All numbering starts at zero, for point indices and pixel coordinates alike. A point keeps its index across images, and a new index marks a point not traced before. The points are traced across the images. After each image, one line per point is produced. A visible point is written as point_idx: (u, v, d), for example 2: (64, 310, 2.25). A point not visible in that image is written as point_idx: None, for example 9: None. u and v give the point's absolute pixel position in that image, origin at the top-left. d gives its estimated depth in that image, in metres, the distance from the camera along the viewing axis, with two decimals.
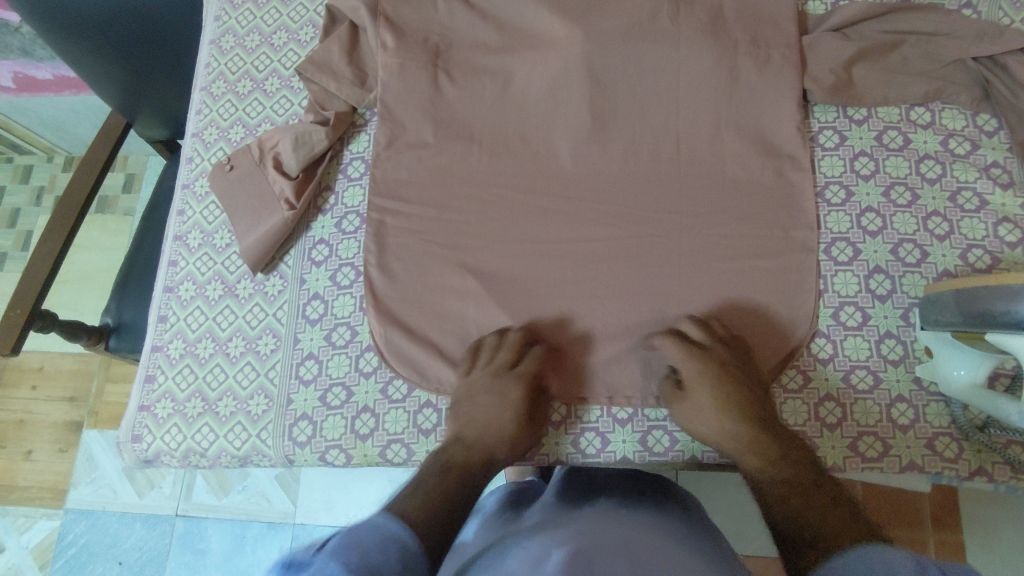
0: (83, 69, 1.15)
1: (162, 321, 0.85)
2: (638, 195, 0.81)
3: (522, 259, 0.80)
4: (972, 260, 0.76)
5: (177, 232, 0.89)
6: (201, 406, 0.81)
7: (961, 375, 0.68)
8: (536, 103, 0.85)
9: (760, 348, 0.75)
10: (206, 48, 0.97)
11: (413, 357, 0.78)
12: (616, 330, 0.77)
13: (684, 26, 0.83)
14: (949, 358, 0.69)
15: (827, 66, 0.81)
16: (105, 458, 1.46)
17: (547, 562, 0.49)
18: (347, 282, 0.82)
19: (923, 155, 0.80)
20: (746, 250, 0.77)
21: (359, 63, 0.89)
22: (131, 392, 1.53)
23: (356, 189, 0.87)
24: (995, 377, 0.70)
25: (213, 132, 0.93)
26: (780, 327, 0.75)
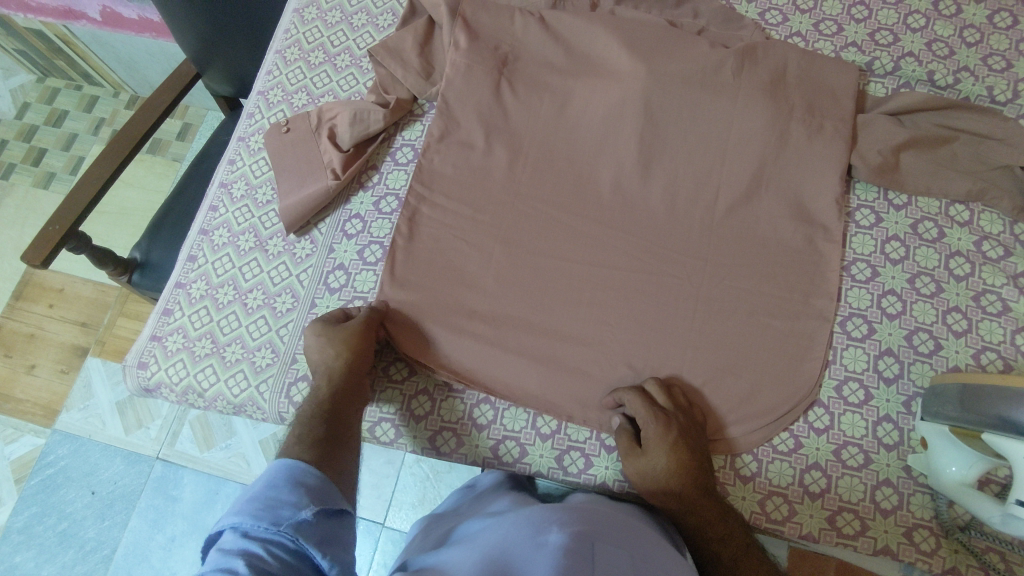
0: (168, 15, 1.20)
1: (190, 261, 0.88)
2: (669, 234, 0.82)
3: (544, 272, 0.82)
4: (985, 362, 0.76)
5: (224, 180, 0.92)
6: (210, 348, 0.83)
7: (952, 472, 0.67)
8: (587, 128, 0.87)
9: (757, 404, 0.75)
10: (289, 16, 1.01)
11: (416, 345, 0.80)
12: (621, 358, 0.78)
13: (745, 83, 0.85)
14: (941, 453, 0.69)
15: (877, 147, 0.83)
16: (101, 388, 1.49)
17: (550, 542, 0.57)
18: (373, 259, 0.85)
19: (954, 251, 0.80)
20: (762, 308, 0.79)
21: (428, 57, 0.93)
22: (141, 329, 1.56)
23: (401, 173, 0.90)
24: (986, 480, 0.70)
25: (278, 93, 0.96)
26: (783, 387, 0.76)
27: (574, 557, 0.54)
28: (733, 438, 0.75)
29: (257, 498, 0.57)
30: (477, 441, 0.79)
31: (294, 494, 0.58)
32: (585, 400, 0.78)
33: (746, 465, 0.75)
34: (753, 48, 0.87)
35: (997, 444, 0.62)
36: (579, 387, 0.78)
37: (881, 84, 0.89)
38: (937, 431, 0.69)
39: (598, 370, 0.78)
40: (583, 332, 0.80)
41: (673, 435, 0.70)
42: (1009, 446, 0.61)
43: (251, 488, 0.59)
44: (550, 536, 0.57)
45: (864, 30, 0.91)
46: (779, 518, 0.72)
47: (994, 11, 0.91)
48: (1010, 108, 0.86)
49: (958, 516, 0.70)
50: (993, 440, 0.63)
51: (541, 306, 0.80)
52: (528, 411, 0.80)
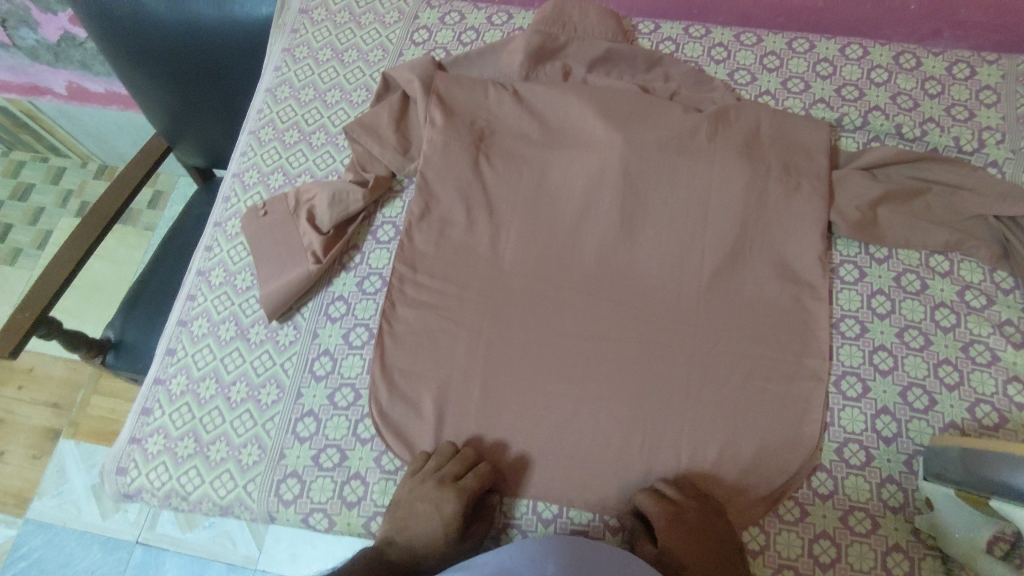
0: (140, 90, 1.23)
1: (169, 354, 0.85)
2: (657, 302, 0.82)
3: (535, 347, 0.81)
4: (980, 416, 0.76)
5: (201, 268, 0.90)
6: (193, 448, 0.79)
7: (963, 536, 0.67)
8: (568, 198, 0.87)
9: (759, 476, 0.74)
10: (261, 95, 1.00)
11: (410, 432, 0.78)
12: (620, 434, 0.77)
13: (721, 146, 0.86)
14: (952, 517, 0.68)
15: (854, 202, 0.84)
16: (76, 471, 1.42)
17: None
18: (358, 342, 0.83)
19: (939, 302, 0.81)
20: (754, 371, 0.78)
21: (404, 133, 0.93)
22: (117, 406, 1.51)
23: (383, 252, 0.88)
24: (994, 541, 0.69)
25: (254, 175, 0.94)
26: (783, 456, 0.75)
27: None
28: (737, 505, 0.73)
29: None
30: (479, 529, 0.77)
31: None
32: (585, 481, 0.76)
33: (754, 538, 0.73)
34: (725, 111, 0.88)
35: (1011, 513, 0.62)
36: (577, 466, 0.77)
37: (852, 138, 0.90)
38: (945, 494, 0.69)
39: (598, 449, 0.77)
40: (579, 408, 0.78)
41: (683, 531, 0.69)
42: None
43: None
44: None
45: (830, 86, 0.93)
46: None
47: (951, 62, 0.94)
48: (977, 157, 0.88)
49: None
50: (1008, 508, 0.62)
51: (535, 383, 0.79)
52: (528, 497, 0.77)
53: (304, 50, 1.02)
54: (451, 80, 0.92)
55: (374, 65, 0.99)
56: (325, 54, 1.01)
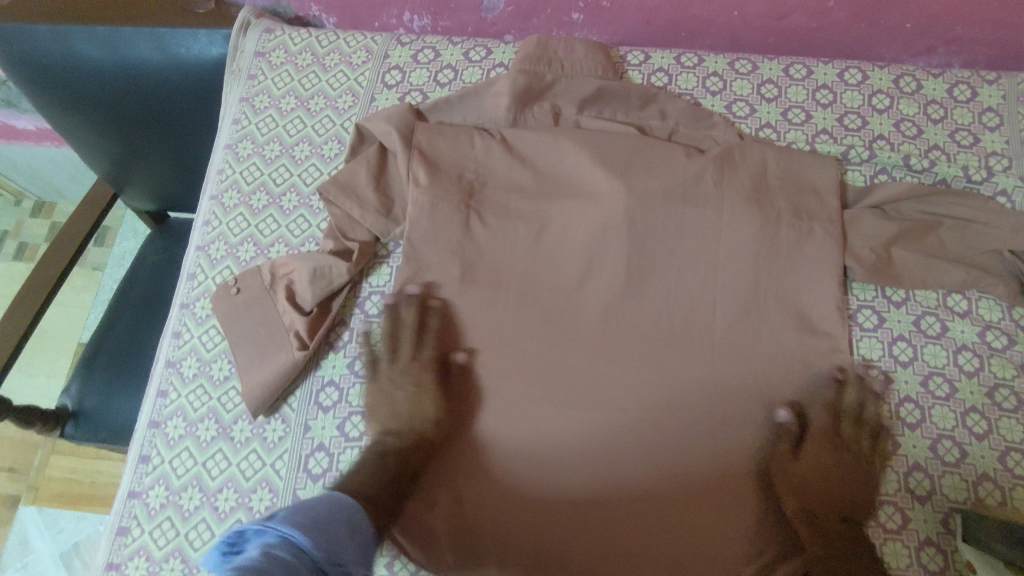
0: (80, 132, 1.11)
1: (143, 462, 0.76)
2: (673, 365, 0.78)
3: (550, 425, 0.76)
4: (1011, 464, 0.73)
5: (170, 357, 0.81)
6: (180, 569, 0.71)
7: None
8: (570, 254, 0.81)
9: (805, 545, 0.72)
10: (222, 153, 0.91)
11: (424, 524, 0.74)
12: (643, 512, 0.74)
13: (728, 192, 0.81)
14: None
15: (868, 244, 0.81)
16: (40, 542, 1.32)
17: None
18: (356, 433, 0.76)
19: (960, 345, 0.78)
20: (781, 435, 0.75)
21: (385, 190, 0.85)
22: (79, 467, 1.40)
23: (373, 326, 0.81)
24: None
25: (220, 247, 0.85)
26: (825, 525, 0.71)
27: None
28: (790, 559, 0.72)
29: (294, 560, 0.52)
30: None
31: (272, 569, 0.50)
32: (612, 568, 0.72)
33: None
34: (729, 152, 0.83)
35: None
36: (603, 548, 0.73)
37: (858, 171, 0.86)
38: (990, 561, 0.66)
39: (625, 526, 0.73)
40: (597, 488, 0.74)
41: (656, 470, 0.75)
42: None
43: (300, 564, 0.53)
44: None
45: (832, 115, 0.89)
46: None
47: (952, 84, 0.90)
48: (986, 186, 0.85)
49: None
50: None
51: (550, 463, 0.75)
52: None
53: (264, 100, 0.93)
54: (434, 131, 0.85)
55: (344, 114, 0.91)
56: (289, 103, 0.92)
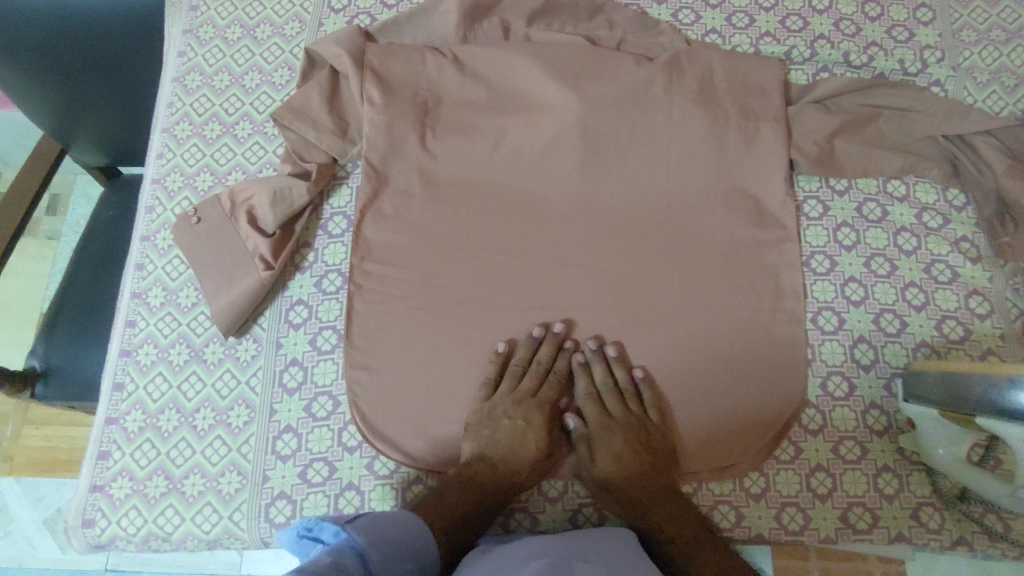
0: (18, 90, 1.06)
1: (117, 390, 0.77)
2: (550, 340, 0.77)
3: (521, 328, 0.79)
4: (947, 331, 0.79)
5: (135, 289, 0.81)
6: (165, 485, 0.73)
7: (944, 454, 0.70)
8: (527, 162, 0.83)
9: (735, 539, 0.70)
10: (169, 86, 0.89)
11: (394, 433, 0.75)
12: (617, 416, 0.76)
13: (677, 95, 0.84)
14: (942, 432, 0.70)
15: (810, 137, 0.84)
16: (24, 508, 1.27)
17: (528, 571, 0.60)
18: (328, 346, 0.78)
19: (900, 227, 0.83)
20: (735, 330, 0.78)
21: (340, 113, 0.85)
22: (56, 432, 1.35)
23: (337, 246, 0.82)
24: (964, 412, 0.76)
25: (177, 178, 0.85)
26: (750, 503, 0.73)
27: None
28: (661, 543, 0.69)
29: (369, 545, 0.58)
30: (488, 521, 0.76)
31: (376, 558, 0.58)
32: (587, 455, 0.75)
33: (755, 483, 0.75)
34: (676, 59, 0.85)
35: (997, 428, 0.62)
36: (578, 439, 0.76)
37: (801, 70, 0.89)
38: (926, 410, 0.71)
39: (598, 416, 0.76)
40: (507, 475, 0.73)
41: (626, 363, 0.77)
42: (995, 420, 0.62)
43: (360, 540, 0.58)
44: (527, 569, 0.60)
45: (774, 18, 0.91)
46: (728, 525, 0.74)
47: None
48: (922, 78, 0.88)
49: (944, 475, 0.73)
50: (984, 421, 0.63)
51: (521, 362, 0.77)
52: (531, 477, 0.77)
53: (208, 31, 0.91)
54: (384, 51, 0.85)
55: (292, 41, 0.91)
56: (235, 33, 0.91)
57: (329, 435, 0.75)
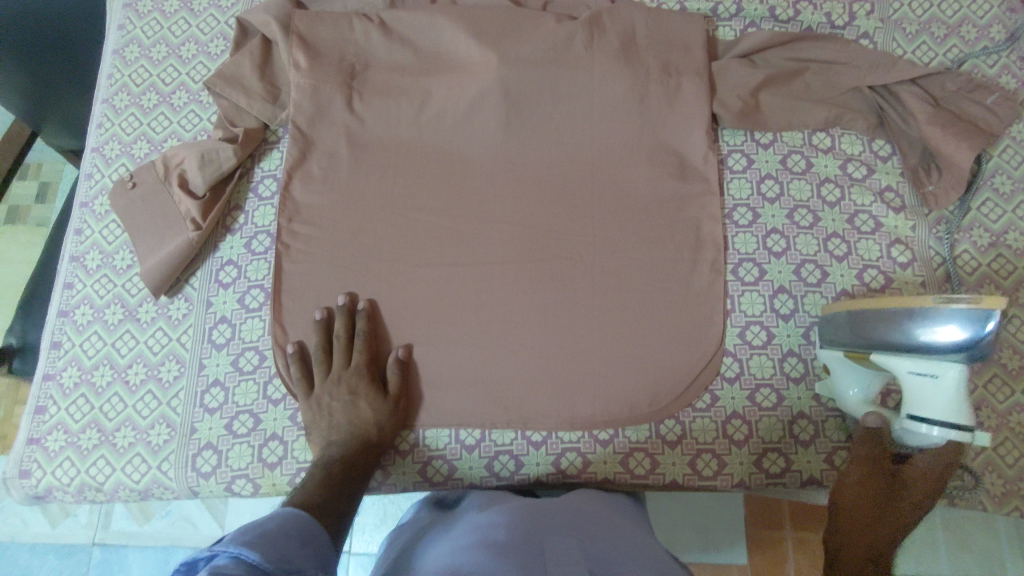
0: None
1: (54, 347, 0.80)
2: (339, 314, 0.77)
3: (446, 283, 0.80)
4: (868, 280, 0.79)
5: (74, 253, 0.84)
6: (97, 438, 0.76)
7: (854, 394, 0.71)
8: (452, 122, 0.85)
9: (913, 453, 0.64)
10: (109, 59, 0.92)
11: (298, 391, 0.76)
12: (537, 367, 0.77)
13: (598, 53, 0.85)
14: (846, 370, 0.72)
15: (734, 92, 0.84)
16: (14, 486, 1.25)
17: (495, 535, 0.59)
18: (256, 304, 0.80)
19: (824, 179, 0.83)
20: (655, 282, 0.79)
21: (271, 79, 0.87)
22: None
23: (268, 208, 0.84)
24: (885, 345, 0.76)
25: (115, 146, 0.88)
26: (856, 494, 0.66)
27: (520, 549, 0.56)
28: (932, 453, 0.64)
29: (269, 539, 0.51)
30: (404, 467, 0.77)
31: (304, 548, 0.54)
32: (506, 405, 0.76)
33: (671, 430, 0.77)
34: (598, 17, 0.86)
35: (886, 364, 0.65)
36: (497, 390, 0.77)
37: (728, 26, 0.90)
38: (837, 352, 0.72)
39: (517, 368, 0.77)
40: (371, 443, 0.73)
41: (545, 316, 0.78)
42: (889, 355, 0.64)
43: (258, 524, 0.53)
44: (498, 535, 0.59)
45: None
46: (643, 471, 0.76)
47: None
48: (849, 31, 0.88)
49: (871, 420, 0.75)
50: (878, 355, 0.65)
51: (443, 317, 0.79)
52: (448, 428, 0.77)
53: (147, 4, 0.94)
54: (312, 17, 0.86)
55: (227, 11, 0.93)
56: (172, 5, 0.94)
57: (258, 390, 0.77)
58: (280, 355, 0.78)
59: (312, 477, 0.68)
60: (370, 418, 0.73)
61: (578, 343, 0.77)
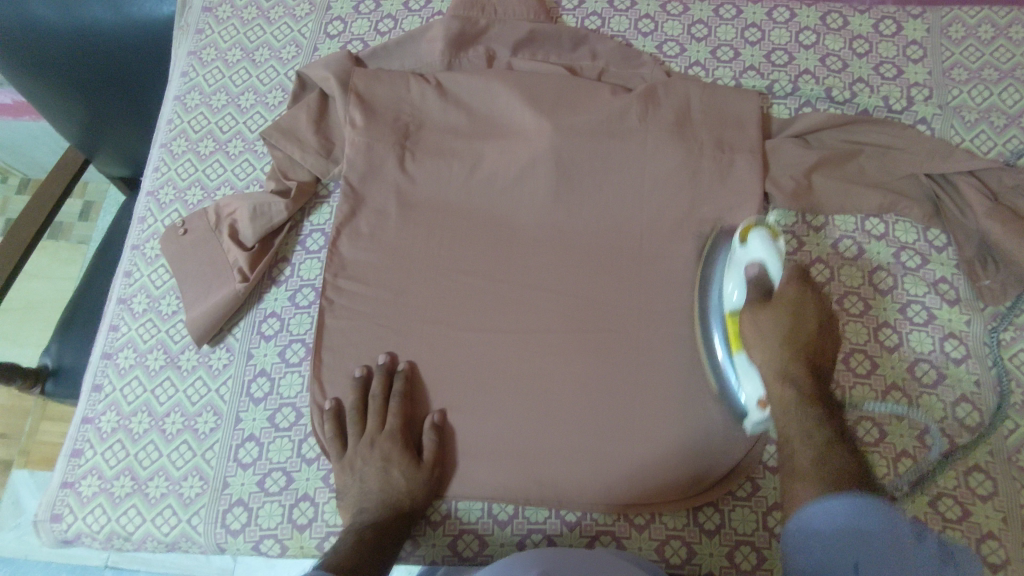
0: (45, 105, 1.13)
1: (95, 390, 0.80)
2: (377, 373, 0.77)
3: (487, 348, 0.79)
4: (919, 374, 0.77)
5: (121, 295, 0.85)
6: (130, 486, 0.76)
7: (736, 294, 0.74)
8: (502, 185, 0.85)
9: (793, 330, 0.70)
10: (170, 105, 0.94)
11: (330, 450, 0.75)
12: (575, 441, 0.76)
13: (652, 125, 0.85)
14: (745, 381, 0.73)
15: (788, 172, 0.83)
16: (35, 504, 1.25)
17: None
18: (296, 359, 0.80)
19: (876, 266, 0.82)
20: (700, 363, 0.78)
21: (326, 133, 0.88)
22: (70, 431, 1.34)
23: (314, 261, 0.85)
24: (918, 440, 0.75)
25: (170, 191, 0.89)
26: (791, 429, 0.67)
27: None
28: (793, 315, 0.70)
29: None
30: (434, 539, 0.75)
31: None
32: (541, 479, 0.75)
33: (709, 518, 0.75)
34: (653, 89, 0.86)
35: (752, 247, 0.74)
36: (533, 462, 0.75)
37: (783, 104, 0.89)
38: (727, 378, 0.75)
39: (555, 441, 0.76)
40: (403, 509, 0.72)
41: (586, 389, 0.77)
42: (731, 291, 0.75)
43: None
44: None
45: (759, 52, 0.92)
46: (679, 561, 0.74)
47: (877, 20, 0.93)
48: (907, 115, 0.88)
49: (917, 517, 0.72)
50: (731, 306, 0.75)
51: (482, 384, 0.78)
52: (480, 501, 0.76)
53: (211, 52, 0.96)
54: (370, 75, 0.88)
55: (288, 64, 0.95)
56: (235, 55, 0.96)
57: (293, 446, 0.77)
58: (315, 410, 0.77)
59: (344, 542, 0.67)
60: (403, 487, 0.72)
61: (619, 420, 0.76)
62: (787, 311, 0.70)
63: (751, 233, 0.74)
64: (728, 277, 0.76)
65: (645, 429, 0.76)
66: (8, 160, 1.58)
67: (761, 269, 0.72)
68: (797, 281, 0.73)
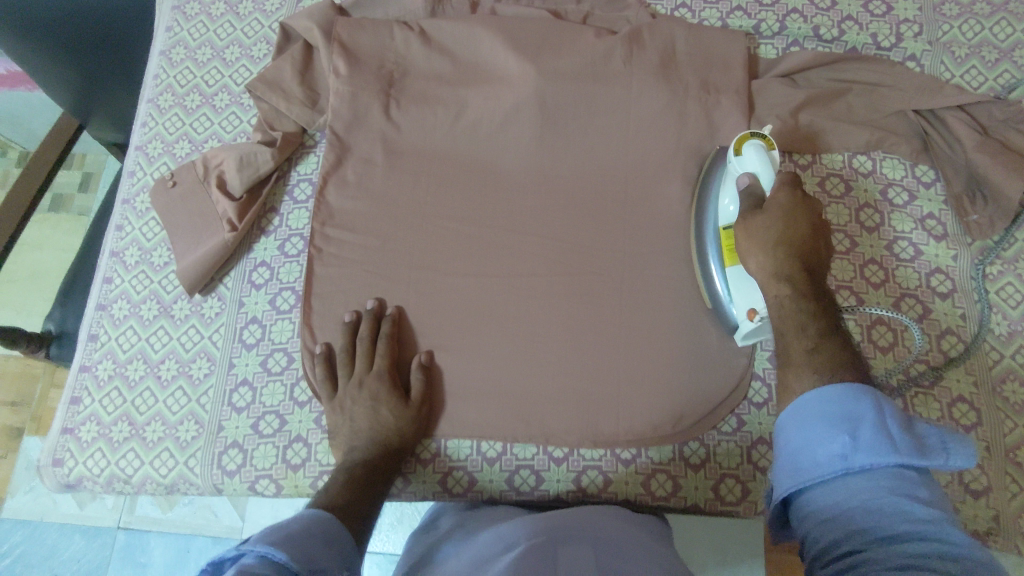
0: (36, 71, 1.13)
1: (92, 340, 0.82)
2: (365, 317, 0.78)
3: (475, 292, 0.80)
4: (905, 309, 0.78)
5: (114, 248, 0.86)
6: (128, 431, 0.78)
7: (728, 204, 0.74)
8: (487, 132, 0.85)
9: (787, 232, 0.66)
10: (156, 60, 0.94)
11: (321, 391, 0.77)
12: (562, 381, 0.77)
13: (636, 68, 0.84)
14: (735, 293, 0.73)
15: (774, 111, 0.83)
16: None
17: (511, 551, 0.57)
18: (286, 306, 0.81)
19: (863, 203, 0.82)
20: (685, 303, 0.78)
21: (311, 83, 0.88)
22: None
23: (302, 211, 0.85)
24: (903, 373, 0.75)
25: (158, 145, 0.90)
26: (790, 322, 0.63)
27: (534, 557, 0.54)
28: (789, 214, 0.67)
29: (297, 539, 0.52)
30: (424, 476, 0.77)
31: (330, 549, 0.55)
32: (529, 418, 0.76)
33: (695, 453, 0.76)
34: (638, 32, 0.85)
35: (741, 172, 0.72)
36: (521, 403, 0.77)
37: (770, 45, 0.88)
38: (720, 289, 0.75)
39: (542, 382, 0.77)
40: (393, 447, 0.73)
41: (572, 330, 0.78)
42: (727, 203, 0.75)
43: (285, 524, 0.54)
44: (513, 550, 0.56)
45: None
46: (664, 493, 0.75)
47: None
48: (896, 52, 0.87)
49: None
50: (727, 220, 0.75)
51: (469, 328, 0.79)
52: (469, 440, 0.77)
53: (195, 7, 0.96)
54: (353, 24, 0.87)
55: (272, 16, 0.94)
56: (219, 8, 0.96)
57: (287, 390, 0.78)
58: (307, 352, 0.79)
59: (335, 481, 0.69)
60: (392, 426, 0.73)
61: (605, 360, 0.77)
62: (782, 212, 0.67)
63: (744, 145, 0.72)
64: (726, 190, 0.75)
65: (632, 368, 0.77)
66: (6, 131, 1.58)
67: (751, 180, 0.70)
68: (793, 186, 0.68)
